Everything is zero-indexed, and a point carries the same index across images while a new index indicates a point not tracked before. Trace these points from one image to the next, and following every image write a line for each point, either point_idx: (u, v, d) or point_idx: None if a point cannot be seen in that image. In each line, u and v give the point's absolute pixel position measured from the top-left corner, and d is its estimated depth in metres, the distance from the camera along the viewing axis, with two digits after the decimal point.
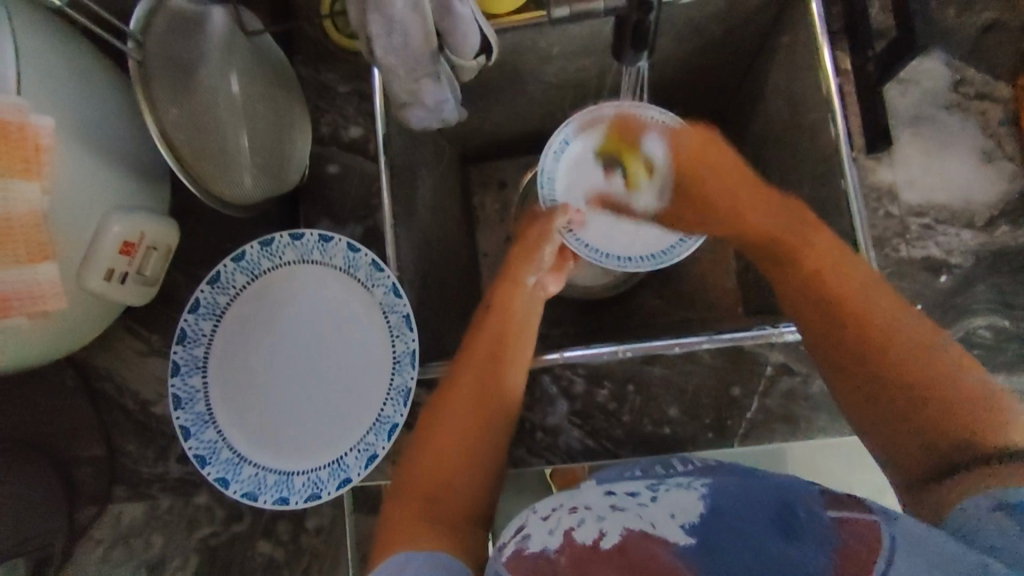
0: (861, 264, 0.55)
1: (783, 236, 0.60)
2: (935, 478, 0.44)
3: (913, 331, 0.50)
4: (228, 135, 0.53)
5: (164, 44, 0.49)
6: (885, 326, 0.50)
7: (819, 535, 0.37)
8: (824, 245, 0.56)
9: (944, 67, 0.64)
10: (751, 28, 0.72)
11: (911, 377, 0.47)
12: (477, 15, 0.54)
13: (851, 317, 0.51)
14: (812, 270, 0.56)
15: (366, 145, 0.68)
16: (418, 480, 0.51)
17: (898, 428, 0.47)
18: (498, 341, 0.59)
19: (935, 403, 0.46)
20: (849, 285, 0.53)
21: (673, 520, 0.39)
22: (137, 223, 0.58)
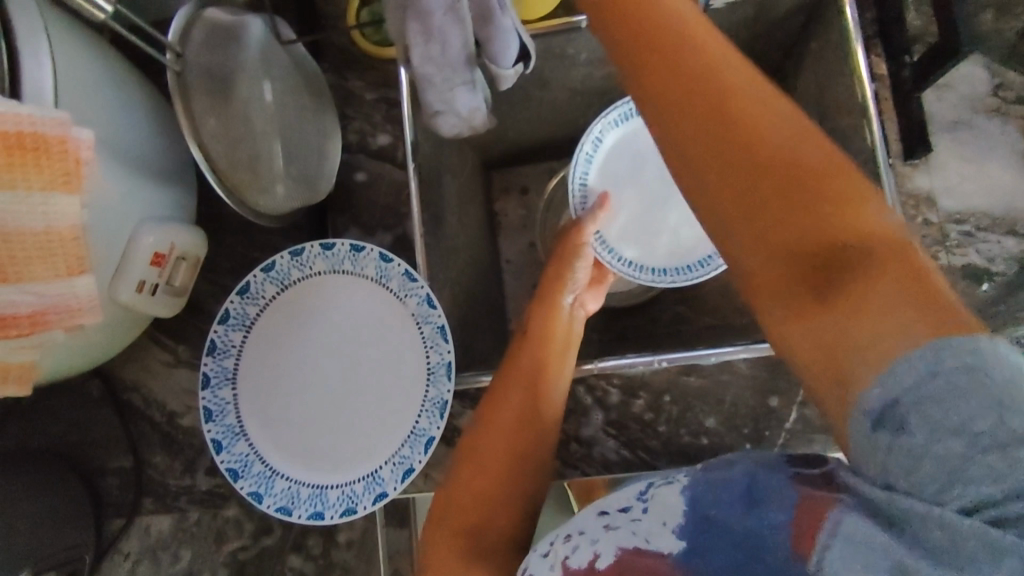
0: (789, 113, 0.39)
1: (730, 99, 0.39)
2: (849, 369, 0.32)
3: (816, 180, 0.37)
4: (262, 146, 0.54)
5: (202, 56, 0.48)
6: (824, 175, 0.37)
7: (785, 506, 0.34)
8: (750, 90, 0.40)
9: (983, 71, 0.63)
10: (781, 32, 0.71)
11: (788, 187, 0.37)
12: (518, 25, 0.52)
13: (719, 156, 0.39)
14: (715, 99, 0.39)
15: (395, 152, 0.67)
16: (458, 507, 0.52)
17: (805, 333, 0.35)
18: (529, 377, 0.56)
19: (850, 284, 0.33)
20: (747, 133, 0.38)
21: (663, 527, 0.36)
22: (167, 234, 0.57)
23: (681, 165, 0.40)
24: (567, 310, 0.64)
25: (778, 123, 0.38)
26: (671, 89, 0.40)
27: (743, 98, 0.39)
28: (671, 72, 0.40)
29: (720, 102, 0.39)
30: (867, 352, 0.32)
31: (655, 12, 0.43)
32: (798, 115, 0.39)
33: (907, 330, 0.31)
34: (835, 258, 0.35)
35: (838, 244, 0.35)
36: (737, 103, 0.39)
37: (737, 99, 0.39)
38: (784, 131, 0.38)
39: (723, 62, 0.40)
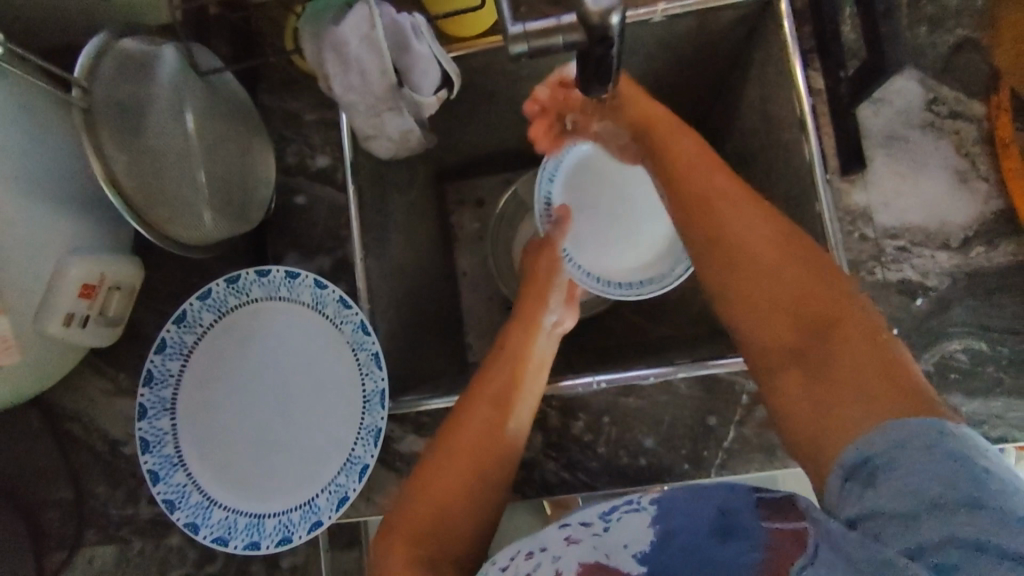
0: (748, 207, 0.51)
1: (719, 222, 0.51)
2: (829, 443, 0.40)
3: (800, 284, 0.47)
4: (182, 177, 0.53)
5: (112, 89, 0.49)
6: (795, 272, 0.47)
7: (751, 534, 0.38)
8: (726, 198, 0.51)
9: (918, 85, 0.63)
10: (724, 44, 0.71)
11: (805, 317, 0.46)
12: (436, 51, 0.53)
13: (730, 292, 0.50)
14: (695, 197, 0.52)
15: (334, 175, 0.66)
16: (409, 528, 0.50)
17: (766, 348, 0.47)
18: (510, 381, 0.57)
19: (838, 408, 0.40)
20: (727, 240, 0.50)
21: (626, 551, 0.40)
22: (97, 264, 0.56)
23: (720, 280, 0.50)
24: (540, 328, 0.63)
25: (747, 221, 0.50)
26: (721, 206, 0.51)
27: (701, 179, 0.53)
28: (702, 179, 0.53)
29: (710, 217, 0.51)
30: (837, 425, 0.40)
31: (708, 192, 0.52)
32: (789, 247, 0.49)
33: (876, 417, 0.38)
34: (823, 329, 0.44)
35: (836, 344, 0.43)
36: (718, 207, 0.51)
37: (685, 175, 0.54)
38: (799, 270, 0.47)
39: (702, 176, 0.53)
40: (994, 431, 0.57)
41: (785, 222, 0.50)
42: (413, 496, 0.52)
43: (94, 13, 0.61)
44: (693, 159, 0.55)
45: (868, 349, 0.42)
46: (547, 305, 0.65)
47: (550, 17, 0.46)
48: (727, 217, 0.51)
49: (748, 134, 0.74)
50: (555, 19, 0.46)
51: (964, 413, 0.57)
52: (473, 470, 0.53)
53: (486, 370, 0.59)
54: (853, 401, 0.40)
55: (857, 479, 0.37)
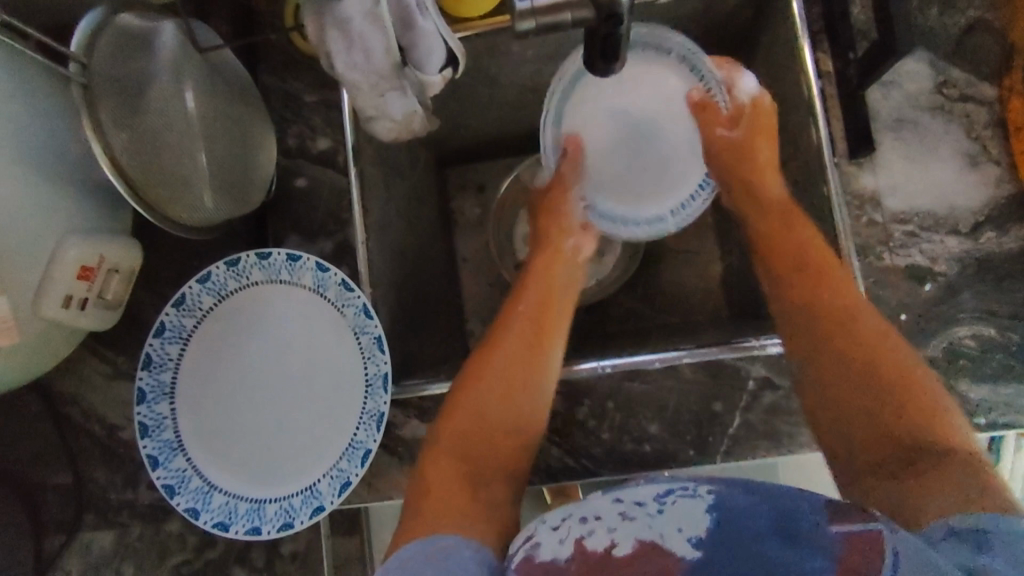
0: (850, 288, 0.54)
1: (803, 273, 0.56)
2: (920, 507, 0.41)
3: (888, 357, 0.50)
4: (183, 156, 0.52)
5: (110, 66, 0.48)
6: (893, 354, 0.50)
7: (820, 542, 0.35)
8: (826, 297, 0.54)
9: (928, 68, 0.62)
10: (730, 26, 0.70)
11: (890, 387, 0.48)
12: (441, 28, 0.52)
13: (804, 348, 0.53)
14: (783, 257, 0.58)
15: (335, 157, 0.65)
16: (453, 448, 0.50)
17: (846, 409, 0.49)
18: (535, 335, 0.57)
19: (925, 473, 0.43)
20: (830, 304, 0.54)
21: (680, 535, 0.37)
22: (95, 246, 0.55)
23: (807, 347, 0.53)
24: (564, 251, 0.66)
25: (835, 293, 0.54)
26: (823, 277, 0.55)
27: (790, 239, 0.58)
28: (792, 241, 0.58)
29: (803, 276, 0.56)
30: (923, 489, 0.42)
31: (816, 253, 0.57)
32: (888, 337, 0.51)
33: (943, 498, 0.40)
34: (914, 435, 0.46)
35: (908, 427, 0.46)
36: (823, 266, 0.56)
37: (781, 231, 0.60)
38: (902, 357, 0.50)
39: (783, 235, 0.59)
40: (1002, 418, 0.56)
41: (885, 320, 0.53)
42: (463, 420, 0.52)
43: None
44: (779, 213, 0.61)
45: (953, 453, 0.44)
46: (569, 220, 0.67)
47: None
48: (844, 292, 0.54)
49: None
50: None
51: (972, 400, 0.57)
52: (509, 397, 0.53)
53: (517, 309, 0.60)
54: (946, 488, 0.41)
55: (955, 537, 0.37)
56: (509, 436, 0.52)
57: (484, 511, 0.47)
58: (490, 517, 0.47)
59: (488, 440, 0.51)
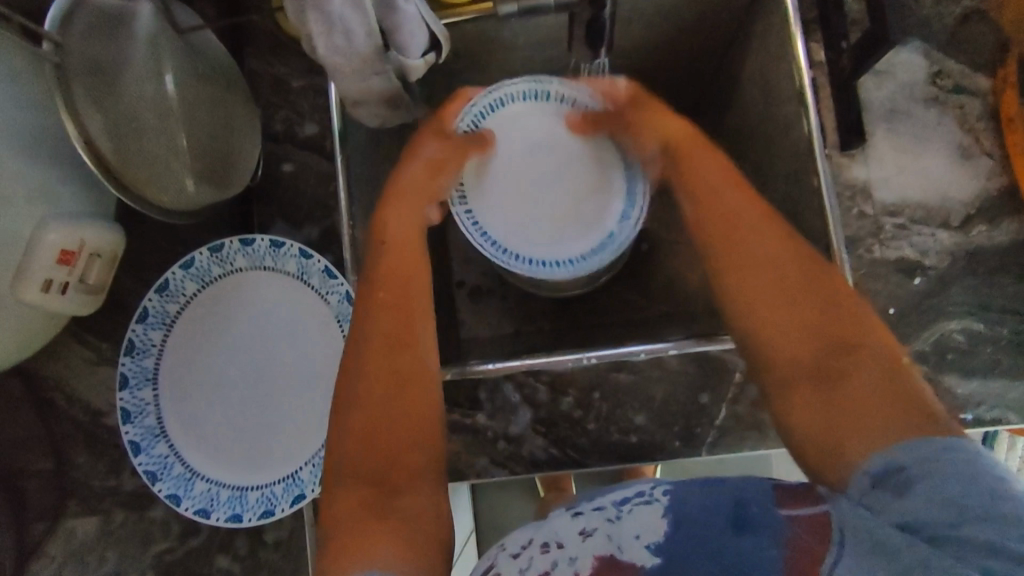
0: (760, 243, 0.48)
1: (711, 212, 0.51)
2: (842, 445, 0.40)
3: (807, 291, 0.46)
4: (161, 140, 0.52)
5: (87, 45, 0.47)
6: (807, 274, 0.46)
7: (770, 527, 0.37)
8: (749, 220, 0.49)
9: (922, 58, 0.61)
10: (724, 14, 0.69)
11: (810, 324, 0.45)
12: (423, 11, 0.51)
13: (733, 288, 0.48)
14: (700, 194, 0.52)
15: (322, 143, 0.64)
16: (353, 443, 0.44)
17: (766, 342, 0.45)
18: (397, 310, 0.48)
19: (850, 424, 0.40)
20: (732, 249, 0.48)
21: (638, 543, 0.38)
22: (76, 230, 0.54)
23: (730, 288, 0.48)
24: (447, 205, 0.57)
25: (759, 242, 0.48)
26: (735, 219, 0.49)
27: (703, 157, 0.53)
28: (701, 180, 0.53)
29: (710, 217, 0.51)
30: (850, 429, 0.40)
31: (715, 212, 0.50)
32: (788, 253, 0.47)
33: (877, 443, 0.39)
34: (840, 357, 0.43)
35: (848, 380, 0.42)
36: (724, 217, 0.50)
37: (693, 172, 0.53)
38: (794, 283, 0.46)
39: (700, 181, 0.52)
40: (989, 413, 0.56)
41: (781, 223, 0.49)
42: (357, 438, 0.44)
43: None
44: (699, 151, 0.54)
45: (881, 372, 0.42)
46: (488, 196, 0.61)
47: None
48: (733, 239, 0.49)
49: (746, 109, 0.72)
50: None
51: (959, 395, 0.56)
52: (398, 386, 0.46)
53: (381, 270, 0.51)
54: (885, 427, 0.39)
55: (881, 486, 0.38)
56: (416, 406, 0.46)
57: (400, 511, 0.42)
58: (400, 515, 0.42)
59: (401, 413, 0.45)
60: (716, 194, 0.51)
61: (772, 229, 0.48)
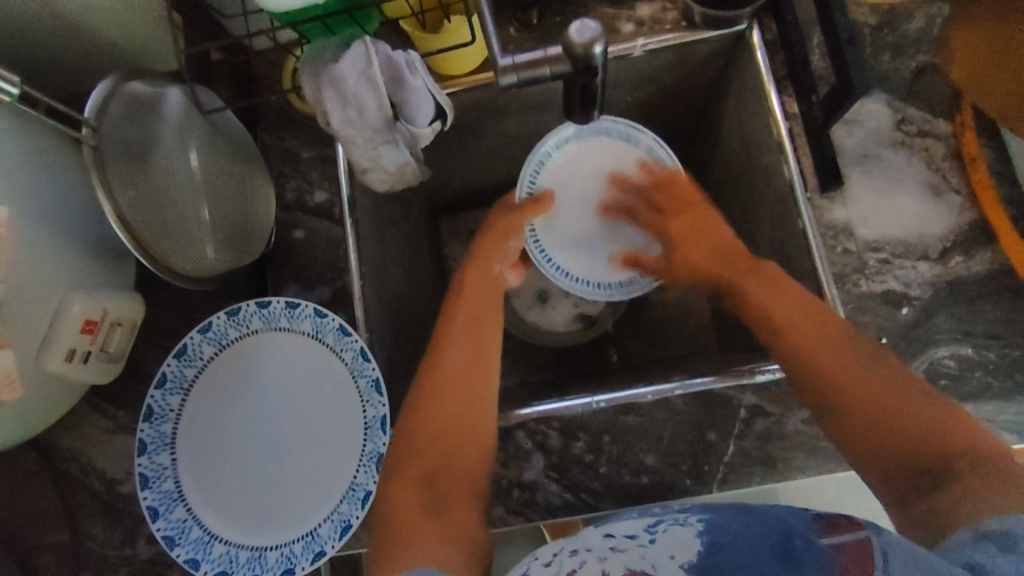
0: (813, 317, 0.55)
1: (779, 325, 0.56)
2: (959, 510, 0.39)
3: (886, 373, 0.50)
4: (185, 212, 0.55)
5: (122, 130, 0.52)
6: (842, 365, 0.51)
7: (819, 560, 0.37)
8: (813, 322, 0.54)
9: (886, 107, 0.66)
10: (702, 74, 0.74)
11: (869, 380, 0.50)
12: (430, 85, 0.56)
13: (817, 379, 0.52)
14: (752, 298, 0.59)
15: (332, 209, 0.67)
16: (404, 493, 0.52)
17: (858, 437, 0.49)
18: (476, 353, 0.58)
19: (953, 484, 0.42)
20: (804, 350, 0.54)
21: (672, 562, 0.39)
22: (101, 300, 0.57)
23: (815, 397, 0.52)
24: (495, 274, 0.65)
25: (826, 333, 0.54)
26: (804, 322, 0.55)
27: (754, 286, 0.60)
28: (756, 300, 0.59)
29: (777, 333, 0.56)
30: (961, 501, 0.40)
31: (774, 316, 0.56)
32: (863, 356, 0.52)
33: (990, 501, 0.38)
34: (932, 455, 0.45)
35: (924, 445, 0.46)
36: (767, 299, 0.58)
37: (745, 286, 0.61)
38: (865, 357, 0.52)
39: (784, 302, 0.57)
40: (989, 434, 0.58)
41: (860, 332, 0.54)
42: (404, 496, 0.52)
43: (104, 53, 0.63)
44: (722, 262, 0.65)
45: (976, 451, 0.44)
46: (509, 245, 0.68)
47: (536, 51, 0.51)
48: (783, 339, 0.55)
49: (730, 160, 0.77)
50: (541, 52, 0.50)
51: None
52: (456, 445, 0.54)
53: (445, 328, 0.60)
54: (988, 487, 0.40)
55: (984, 539, 0.36)
56: (472, 436, 0.55)
57: (452, 525, 0.50)
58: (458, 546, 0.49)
59: (457, 442, 0.54)
60: (768, 301, 0.58)
61: (840, 334, 0.53)
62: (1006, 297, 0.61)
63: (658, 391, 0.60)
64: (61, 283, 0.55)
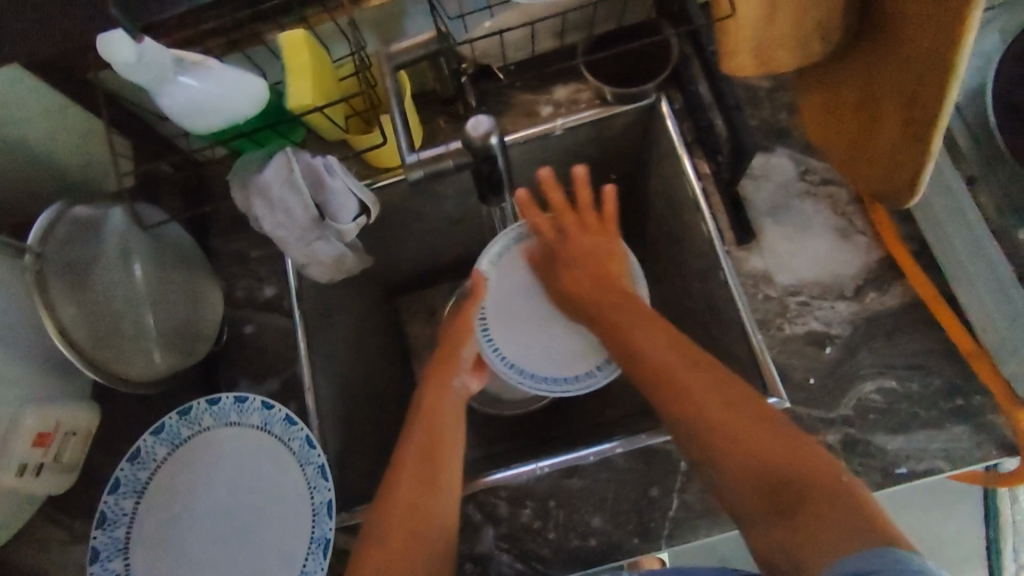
0: (680, 350, 0.56)
1: (645, 356, 0.57)
2: (813, 556, 0.41)
3: (732, 403, 0.51)
4: (130, 322, 0.59)
5: (63, 251, 0.55)
6: (706, 393, 0.52)
7: None
8: (674, 356, 0.55)
9: (790, 160, 0.71)
10: (623, 145, 0.80)
11: (724, 390, 0.52)
12: (350, 185, 0.61)
13: (675, 402, 0.52)
14: (625, 342, 0.59)
15: (280, 302, 0.71)
16: None
17: (725, 465, 0.49)
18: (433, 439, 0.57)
19: (809, 514, 0.43)
20: (661, 372, 0.55)
21: None
22: (52, 413, 0.60)
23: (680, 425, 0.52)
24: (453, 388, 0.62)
25: (682, 361, 0.55)
26: (660, 356, 0.56)
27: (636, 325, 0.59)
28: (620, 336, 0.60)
29: (643, 363, 0.56)
30: (818, 538, 0.41)
31: (632, 347, 0.58)
32: (711, 378, 0.53)
33: (853, 539, 0.40)
34: (794, 481, 0.45)
35: (786, 470, 0.46)
36: (634, 335, 0.59)
37: (619, 326, 0.60)
38: (720, 392, 0.52)
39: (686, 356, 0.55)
40: (922, 465, 0.59)
41: (704, 351, 0.56)
42: None
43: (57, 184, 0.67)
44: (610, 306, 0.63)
45: (833, 483, 0.44)
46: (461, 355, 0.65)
47: (439, 146, 0.58)
48: (647, 362, 0.56)
49: (660, 221, 0.81)
50: (442, 147, 0.57)
51: (890, 451, 0.59)
52: (407, 542, 0.51)
53: (407, 433, 0.58)
54: (849, 525, 0.41)
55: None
56: (428, 524, 0.53)
57: None
58: None
59: (412, 536, 0.52)
60: (633, 332, 0.59)
61: (699, 360, 0.55)
62: (920, 328, 0.64)
63: (599, 451, 0.61)
64: (12, 399, 0.58)
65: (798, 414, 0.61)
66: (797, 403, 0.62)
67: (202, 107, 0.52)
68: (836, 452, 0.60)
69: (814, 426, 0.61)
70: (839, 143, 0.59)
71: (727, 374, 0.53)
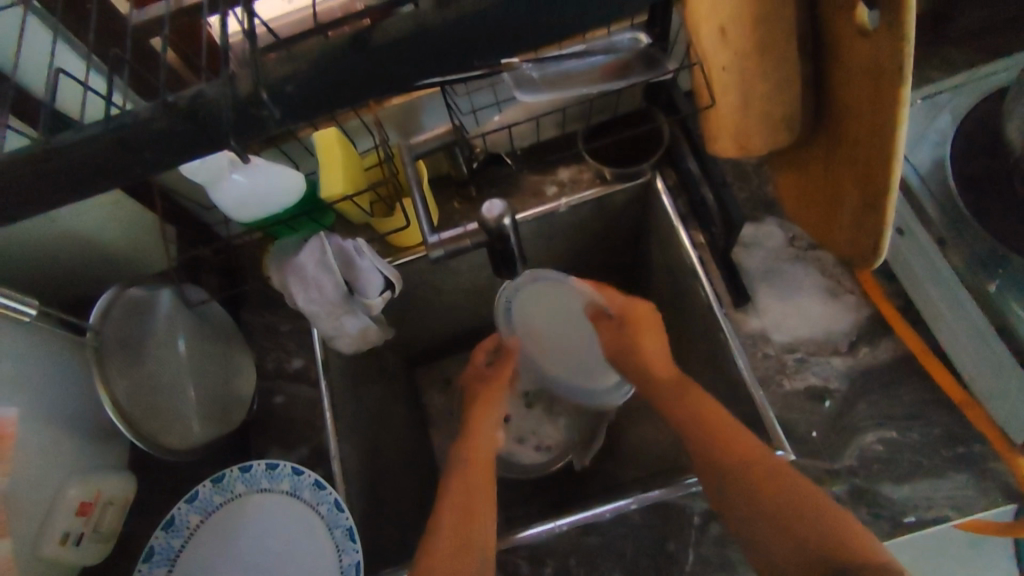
0: (730, 431, 0.59)
1: (704, 440, 0.59)
2: None
3: (773, 485, 0.53)
4: (174, 393, 0.64)
5: (121, 327, 0.61)
6: (754, 476, 0.54)
7: None
8: (724, 438, 0.58)
9: (778, 228, 0.77)
10: (623, 219, 0.86)
11: (765, 480, 0.54)
12: (376, 263, 0.67)
13: (738, 484, 0.55)
14: (687, 425, 0.61)
15: (308, 373, 0.76)
16: None
17: (777, 548, 0.49)
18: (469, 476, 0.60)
19: None
20: (719, 458, 0.57)
21: None
22: (94, 483, 0.63)
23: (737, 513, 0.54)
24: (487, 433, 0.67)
25: (732, 445, 0.57)
26: (711, 440, 0.58)
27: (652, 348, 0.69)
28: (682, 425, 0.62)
29: (701, 448, 0.59)
30: None
31: (691, 435, 0.60)
32: (758, 464, 0.55)
33: None
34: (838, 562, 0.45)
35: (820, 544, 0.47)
36: (692, 423, 0.61)
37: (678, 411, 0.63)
38: (769, 474, 0.54)
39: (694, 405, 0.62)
40: (929, 513, 0.61)
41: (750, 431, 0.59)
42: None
43: (112, 273, 0.72)
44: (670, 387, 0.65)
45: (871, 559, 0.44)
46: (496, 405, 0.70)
47: (458, 228, 0.64)
48: (702, 449, 0.58)
49: (663, 287, 0.87)
50: (461, 229, 0.63)
51: (897, 500, 0.62)
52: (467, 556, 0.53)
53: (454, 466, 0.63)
54: None
55: None
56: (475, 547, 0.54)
57: None
58: None
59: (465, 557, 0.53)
60: (693, 419, 0.61)
61: (748, 445, 0.57)
62: (913, 380, 0.67)
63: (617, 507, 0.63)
64: (60, 471, 0.61)
65: (805, 466, 0.64)
66: (803, 456, 0.65)
67: (248, 203, 0.59)
68: (844, 503, 0.62)
69: (820, 478, 0.63)
70: (811, 214, 0.65)
71: (766, 455, 0.56)
